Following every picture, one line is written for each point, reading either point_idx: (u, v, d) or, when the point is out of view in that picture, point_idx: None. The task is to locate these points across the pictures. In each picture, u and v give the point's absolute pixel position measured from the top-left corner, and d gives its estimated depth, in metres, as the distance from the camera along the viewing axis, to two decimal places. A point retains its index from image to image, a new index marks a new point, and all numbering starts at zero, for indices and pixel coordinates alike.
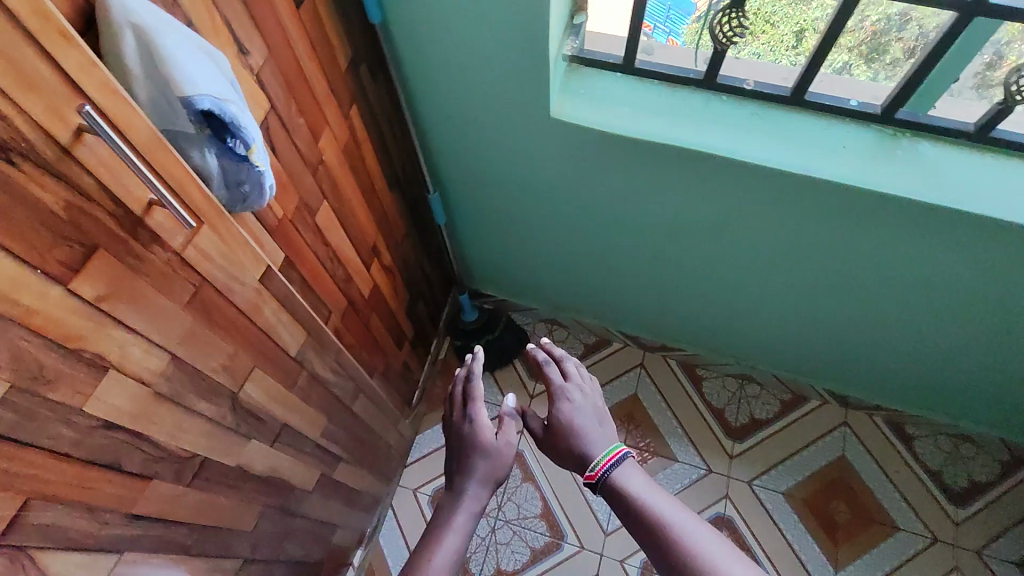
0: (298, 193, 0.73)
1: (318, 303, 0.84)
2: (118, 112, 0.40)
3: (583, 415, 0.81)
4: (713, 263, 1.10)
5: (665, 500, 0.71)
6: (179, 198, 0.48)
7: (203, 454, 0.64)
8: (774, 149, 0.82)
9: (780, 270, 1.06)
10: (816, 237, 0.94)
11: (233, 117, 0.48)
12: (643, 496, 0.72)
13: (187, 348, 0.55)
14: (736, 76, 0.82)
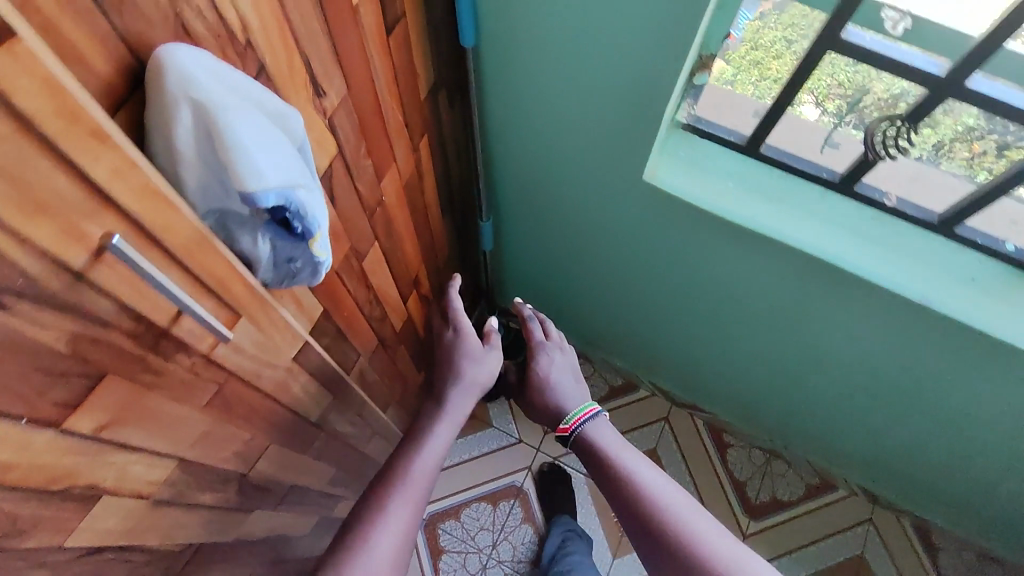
0: (349, 241, 0.62)
1: (348, 350, 0.74)
2: (157, 218, 0.31)
3: (559, 371, 0.84)
4: (779, 361, 0.99)
5: (639, 461, 0.72)
6: (214, 298, 0.38)
7: (197, 542, 0.55)
8: (898, 269, 0.70)
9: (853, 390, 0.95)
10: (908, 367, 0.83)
11: (299, 204, 0.38)
12: (616, 454, 0.73)
13: (198, 447, 0.46)
14: (876, 187, 0.70)
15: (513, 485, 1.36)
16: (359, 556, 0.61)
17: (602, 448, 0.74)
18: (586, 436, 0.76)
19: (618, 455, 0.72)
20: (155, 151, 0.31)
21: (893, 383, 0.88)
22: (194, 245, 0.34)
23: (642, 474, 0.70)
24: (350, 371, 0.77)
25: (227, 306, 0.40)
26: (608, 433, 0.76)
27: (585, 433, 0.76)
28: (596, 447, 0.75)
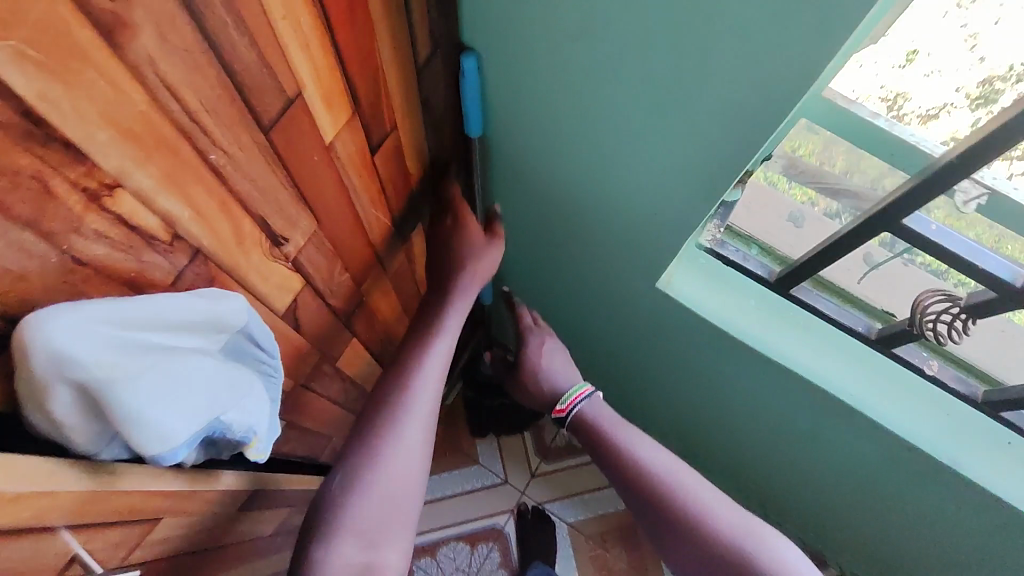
0: (319, 352, 0.56)
1: (316, 439, 0.69)
2: (9, 519, 0.27)
3: (556, 359, 0.72)
4: (765, 492, 0.90)
5: (641, 439, 0.63)
6: (108, 531, 0.34)
7: None
8: (932, 427, 0.62)
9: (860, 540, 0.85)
10: (921, 531, 0.74)
11: (223, 424, 0.32)
12: (613, 429, 0.65)
13: None
14: (916, 353, 0.63)
15: (492, 527, 1.32)
16: (359, 514, 0.54)
17: (601, 429, 0.65)
18: (584, 418, 0.66)
19: (621, 437, 0.64)
20: (37, 428, 0.26)
21: (896, 539, 0.79)
22: (65, 502, 0.30)
23: (652, 458, 0.62)
24: (319, 456, 0.72)
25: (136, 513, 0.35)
26: (606, 415, 0.66)
27: (583, 414, 0.67)
28: (591, 428, 0.66)
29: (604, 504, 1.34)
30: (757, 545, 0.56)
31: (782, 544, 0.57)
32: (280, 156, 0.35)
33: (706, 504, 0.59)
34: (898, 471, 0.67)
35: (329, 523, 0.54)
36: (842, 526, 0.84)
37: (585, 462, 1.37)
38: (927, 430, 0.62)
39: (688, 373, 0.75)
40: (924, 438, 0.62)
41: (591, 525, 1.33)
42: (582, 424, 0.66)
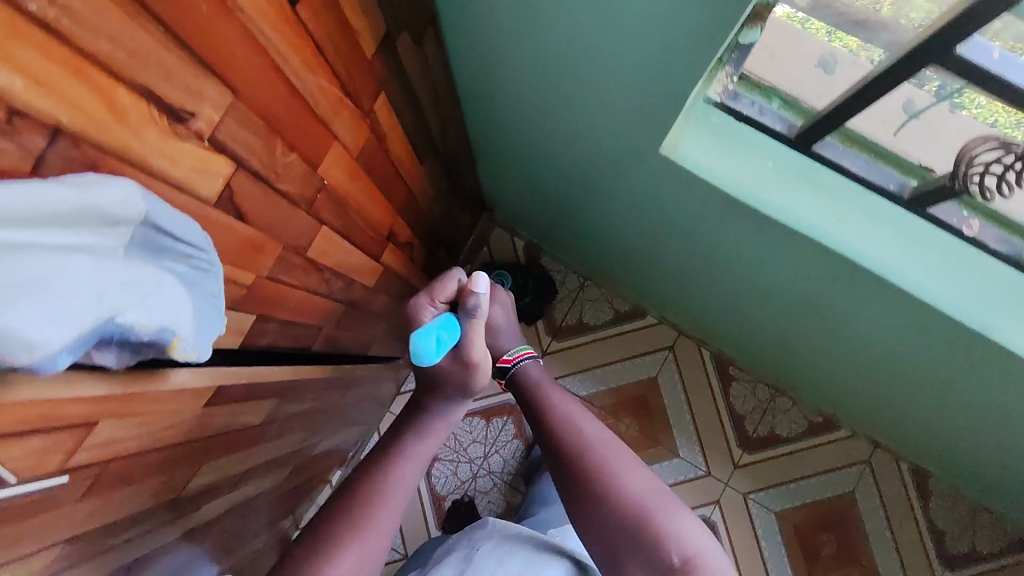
0: (280, 243, 0.52)
1: (303, 333, 0.67)
2: None
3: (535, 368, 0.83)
4: (798, 325, 0.89)
5: (576, 410, 0.77)
6: (42, 446, 0.31)
7: (129, 562, 0.53)
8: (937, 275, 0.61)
9: (879, 363, 0.85)
10: (947, 356, 0.73)
11: (125, 328, 0.29)
12: (552, 403, 0.78)
13: (91, 522, 0.42)
14: (954, 210, 0.60)
15: (508, 403, 1.36)
16: None
17: (550, 406, 0.78)
18: (527, 371, 0.83)
19: (569, 413, 0.77)
20: None
21: (920, 366, 0.78)
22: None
23: (593, 430, 0.75)
24: (309, 347, 0.71)
25: (74, 425, 0.33)
26: (560, 395, 0.79)
27: (523, 370, 0.83)
28: (544, 404, 0.79)
29: (617, 377, 1.36)
30: (668, 520, 0.69)
31: (689, 522, 0.70)
32: (148, 8, 0.29)
33: (626, 473, 0.71)
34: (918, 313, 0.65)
35: (348, 502, 0.67)
36: (873, 352, 0.84)
37: (597, 338, 1.36)
38: (932, 277, 0.61)
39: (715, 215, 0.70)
40: (925, 283, 0.61)
41: (604, 398, 1.35)
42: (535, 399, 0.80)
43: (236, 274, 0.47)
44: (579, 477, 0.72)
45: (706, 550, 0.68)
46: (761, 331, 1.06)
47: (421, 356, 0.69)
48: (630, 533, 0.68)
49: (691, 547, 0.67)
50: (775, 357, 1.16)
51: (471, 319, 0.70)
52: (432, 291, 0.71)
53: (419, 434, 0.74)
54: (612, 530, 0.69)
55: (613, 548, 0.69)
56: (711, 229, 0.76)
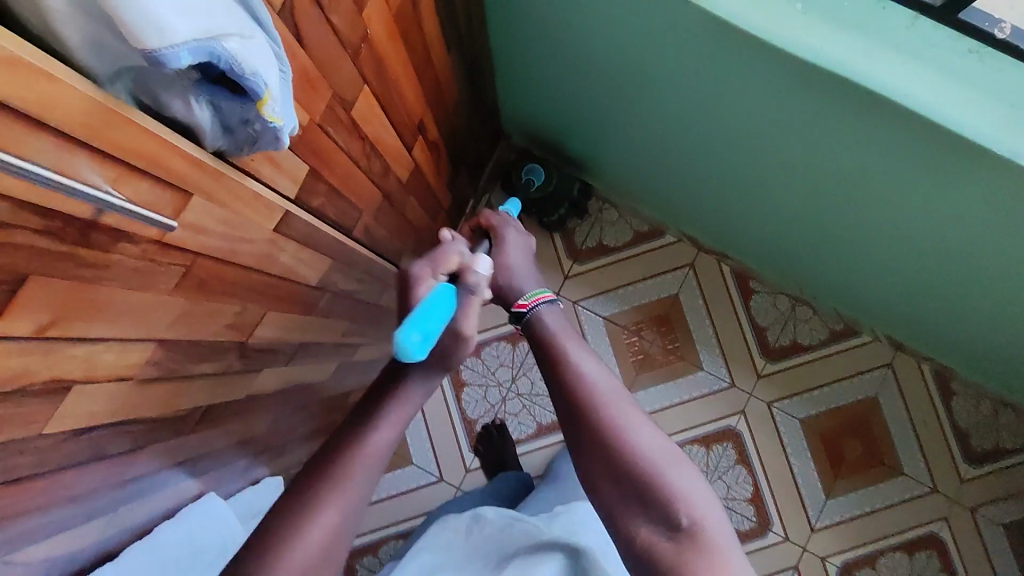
0: (331, 88, 0.54)
1: (347, 209, 0.69)
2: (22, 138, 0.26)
3: (553, 316, 0.69)
4: (826, 200, 0.90)
5: (580, 351, 0.63)
6: (147, 192, 0.33)
7: (203, 407, 0.56)
8: (969, 109, 0.62)
9: (905, 230, 0.87)
10: (974, 208, 0.75)
11: (230, 57, 0.30)
12: (554, 337, 0.65)
13: (180, 328, 0.44)
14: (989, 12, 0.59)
15: None
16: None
17: (552, 348, 0.64)
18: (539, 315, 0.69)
19: (581, 360, 0.62)
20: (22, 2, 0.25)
21: (946, 222, 0.80)
22: (101, 133, 0.29)
23: (604, 376, 0.60)
24: (352, 230, 0.73)
25: (173, 183, 0.35)
26: (573, 342, 0.64)
27: (538, 315, 0.69)
28: (555, 353, 0.63)
29: (639, 298, 1.38)
30: (677, 481, 0.55)
31: (701, 485, 0.56)
32: None
33: (632, 427, 0.57)
34: (951, 150, 0.66)
35: (287, 517, 0.51)
36: (902, 216, 0.85)
37: (618, 260, 1.38)
38: (962, 113, 0.62)
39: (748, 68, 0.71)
40: (955, 119, 0.62)
41: (627, 316, 1.38)
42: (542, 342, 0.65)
43: (294, 106, 0.49)
44: (580, 424, 0.58)
45: (718, 517, 0.55)
46: (784, 226, 1.07)
47: (410, 351, 0.55)
48: (635, 490, 0.55)
49: (699, 512, 0.54)
50: (799, 258, 1.17)
51: (469, 297, 0.65)
52: (433, 261, 0.65)
53: (358, 422, 0.57)
54: (612, 484, 0.56)
55: (611, 511, 0.56)
56: (741, 95, 0.77)
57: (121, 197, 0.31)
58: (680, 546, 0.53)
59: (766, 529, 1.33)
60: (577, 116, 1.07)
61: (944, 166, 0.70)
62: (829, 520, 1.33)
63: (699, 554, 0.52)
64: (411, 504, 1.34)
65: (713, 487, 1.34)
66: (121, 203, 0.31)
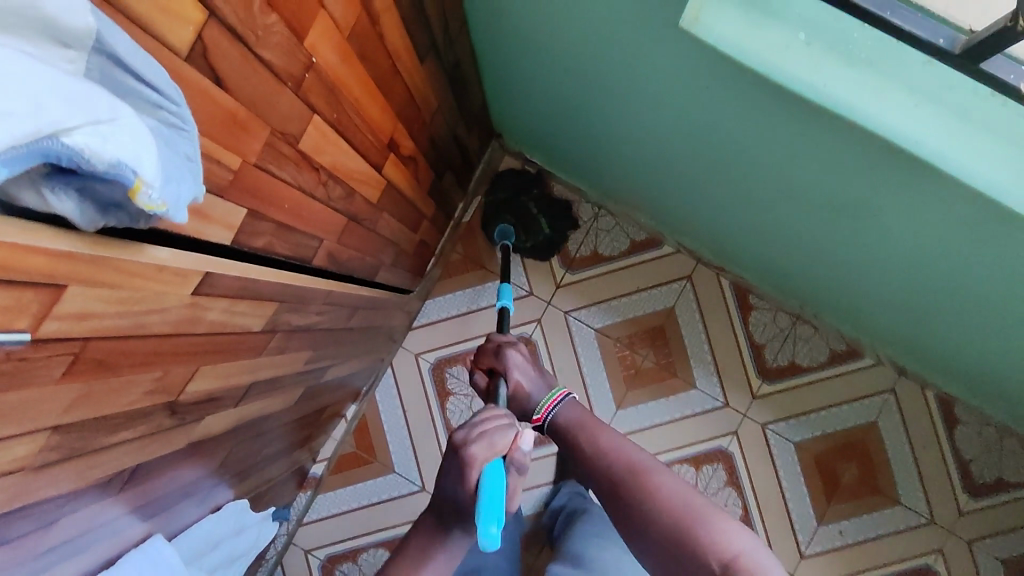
0: (268, 125, 0.48)
1: (302, 241, 0.63)
2: None
3: (570, 407, 0.82)
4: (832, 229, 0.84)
5: (597, 429, 0.76)
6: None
7: (132, 467, 0.52)
8: (990, 158, 0.55)
9: (917, 265, 0.80)
10: (993, 253, 0.68)
11: (74, 152, 0.25)
12: (574, 424, 0.79)
13: (80, 409, 0.39)
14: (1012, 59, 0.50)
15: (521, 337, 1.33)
16: None
17: (574, 436, 0.77)
18: (558, 408, 0.82)
19: (606, 444, 0.74)
20: None
21: (959, 261, 0.74)
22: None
23: (632, 453, 0.72)
24: (311, 260, 0.67)
25: (34, 281, 0.29)
26: (600, 429, 0.76)
27: (556, 418, 0.81)
28: (574, 438, 0.77)
29: (632, 310, 1.33)
30: (708, 528, 0.64)
31: (737, 529, 0.64)
32: None
33: (659, 483, 0.68)
34: (971, 196, 0.59)
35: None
36: (913, 251, 0.78)
37: (612, 270, 1.33)
38: (984, 161, 0.55)
39: (748, 94, 0.64)
40: (973, 170, 0.55)
41: (619, 329, 1.33)
42: (570, 440, 0.77)
43: (218, 152, 0.43)
44: (622, 501, 0.69)
45: (751, 553, 0.62)
46: (785, 247, 1.01)
47: (490, 544, 0.60)
48: (673, 544, 0.65)
49: (737, 549, 0.62)
50: (802, 278, 1.11)
51: (514, 477, 0.69)
52: (490, 443, 0.66)
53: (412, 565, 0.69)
54: (663, 548, 0.65)
55: (665, 564, 0.66)
56: (742, 118, 0.70)
57: None
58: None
59: None
60: (570, 123, 1.00)
61: (960, 209, 0.63)
62: (819, 547, 1.29)
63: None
64: (392, 513, 1.32)
65: None
66: None
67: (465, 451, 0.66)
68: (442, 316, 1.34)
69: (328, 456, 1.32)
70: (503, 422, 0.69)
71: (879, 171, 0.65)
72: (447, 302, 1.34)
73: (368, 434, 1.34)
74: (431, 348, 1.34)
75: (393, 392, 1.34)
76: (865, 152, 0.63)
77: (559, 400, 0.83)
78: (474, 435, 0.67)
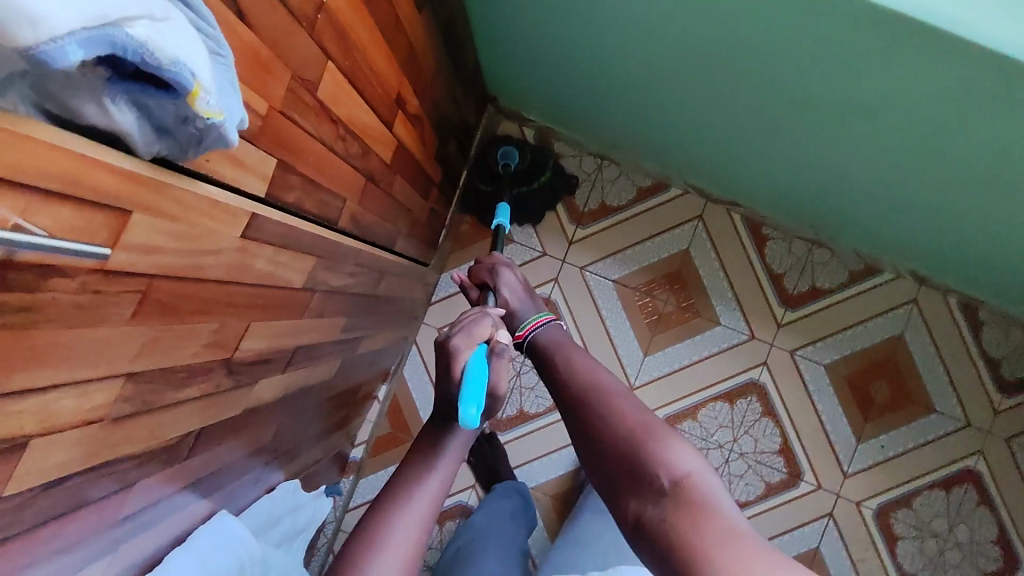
0: (289, 70, 0.48)
1: (328, 199, 0.63)
2: None
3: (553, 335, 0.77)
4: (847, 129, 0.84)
5: (577, 350, 0.71)
6: (73, 224, 0.28)
7: (197, 430, 0.52)
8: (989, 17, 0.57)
9: (934, 152, 0.80)
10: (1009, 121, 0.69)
11: (138, 46, 0.25)
12: (559, 347, 0.73)
13: (150, 356, 0.40)
14: None
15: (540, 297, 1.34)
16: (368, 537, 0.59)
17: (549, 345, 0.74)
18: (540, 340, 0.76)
19: (583, 366, 0.67)
20: None
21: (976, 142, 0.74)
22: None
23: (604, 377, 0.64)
24: (337, 221, 0.67)
25: (104, 203, 0.29)
26: (578, 350, 0.71)
27: (536, 341, 0.77)
28: (552, 357, 0.71)
29: (647, 256, 1.33)
30: (665, 445, 0.55)
31: (693, 454, 0.55)
32: None
33: (625, 406, 0.60)
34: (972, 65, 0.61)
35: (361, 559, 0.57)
36: (929, 139, 0.78)
37: (622, 219, 1.33)
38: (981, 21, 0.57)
39: None
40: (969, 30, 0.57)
41: (637, 277, 1.33)
42: (551, 365, 0.70)
43: (249, 95, 0.43)
44: (583, 425, 0.61)
45: (703, 475, 0.53)
46: (796, 166, 1.01)
47: (468, 422, 0.64)
48: (624, 459, 0.56)
49: (687, 468, 0.54)
50: (811, 197, 1.11)
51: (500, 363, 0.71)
52: (470, 333, 0.70)
53: (420, 468, 0.63)
54: (611, 462, 0.57)
55: (610, 483, 0.56)
56: (743, 22, 0.70)
57: (45, 234, 0.26)
58: (666, 508, 0.51)
59: (798, 479, 1.31)
60: (565, 69, 1.00)
61: (967, 82, 0.64)
62: (860, 465, 1.30)
63: (687, 505, 0.51)
64: None
65: (739, 442, 1.32)
66: (46, 241, 0.26)
67: (448, 343, 0.69)
68: (460, 288, 1.34)
69: (365, 438, 1.33)
70: (483, 316, 0.73)
71: (882, 57, 0.66)
72: (463, 273, 1.34)
73: (402, 413, 1.35)
74: (451, 320, 1.34)
75: (420, 368, 1.35)
76: (872, 38, 0.63)
77: (542, 323, 0.79)
78: (455, 331, 0.71)
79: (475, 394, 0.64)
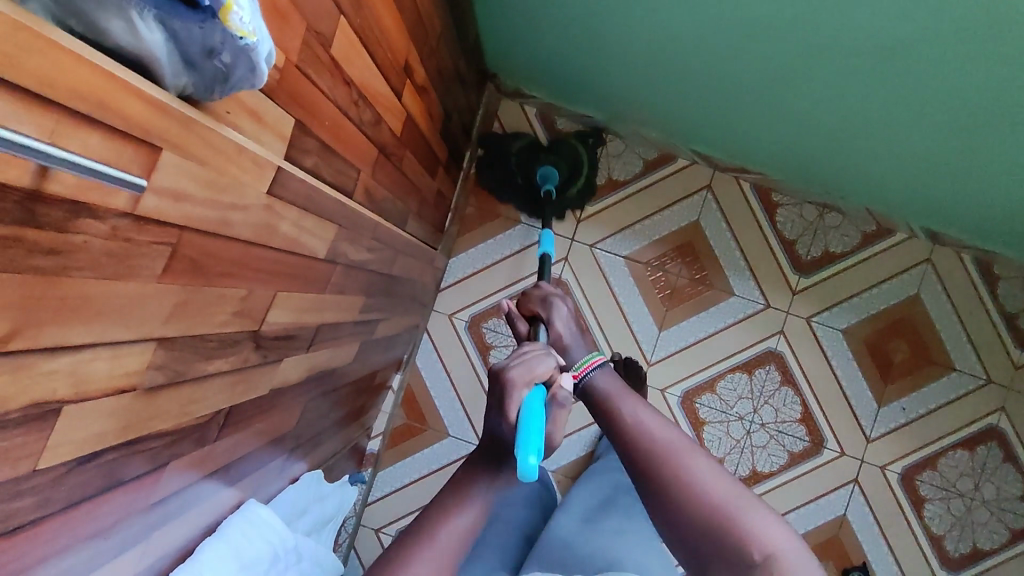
0: (303, 20, 0.45)
1: (344, 168, 0.61)
2: None
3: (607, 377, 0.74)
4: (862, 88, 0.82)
5: (633, 402, 0.69)
6: (104, 151, 0.26)
7: (225, 409, 0.50)
8: None
9: (954, 102, 0.78)
10: None
11: None
12: (614, 397, 0.71)
13: (180, 320, 0.37)
14: None
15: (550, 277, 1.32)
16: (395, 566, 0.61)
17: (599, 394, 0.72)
18: (593, 385, 0.74)
19: (643, 425, 0.66)
20: None
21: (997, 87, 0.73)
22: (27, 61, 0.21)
23: (670, 437, 0.64)
24: (353, 192, 0.65)
25: (132, 133, 0.27)
26: (636, 402, 0.69)
27: (592, 383, 0.74)
28: (609, 409, 0.69)
29: (657, 230, 1.31)
30: (750, 523, 0.56)
31: (775, 524, 0.56)
32: None
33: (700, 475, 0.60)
34: None
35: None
36: (947, 90, 0.76)
37: (629, 193, 1.31)
38: None
39: None
40: None
41: (648, 251, 1.31)
42: (609, 421, 0.69)
43: None
44: (657, 495, 0.61)
45: (789, 547, 0.55)
46: (806, 128, 0.99)
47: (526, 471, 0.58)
48: (709, 541, 0.56)
49: (770, 545, 0.54)
50: (822, 160, 1.09)
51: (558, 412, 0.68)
52: (531, 368, 0.67)
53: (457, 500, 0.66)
54: (696, 543, 0.57)
55: (699, 560, 0.57)
56: None
57: (83, 157, 0.24)
58: None
59: (821, 446, 1.29)
60: (567, 41, 0.98)
61: (993, 19, 0.62)
62: (883, 428, 1.29)
63: None
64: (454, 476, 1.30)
65: (760, 413, 1.30)
66: (82, 160, 0.24)
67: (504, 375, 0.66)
68: (469, 272, 1.32)
69: (381, 431, 1.31)
70: (545, 356, 0.69)
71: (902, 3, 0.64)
72: (471, 257, 1.32)
73: (417, 404, 1.32)
74: (462, 305, 1.32)
75: (433, 357, 1.32)
76: None
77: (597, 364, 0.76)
78: (514, 361, 0.68)
79: (532, 439, 0.60)
